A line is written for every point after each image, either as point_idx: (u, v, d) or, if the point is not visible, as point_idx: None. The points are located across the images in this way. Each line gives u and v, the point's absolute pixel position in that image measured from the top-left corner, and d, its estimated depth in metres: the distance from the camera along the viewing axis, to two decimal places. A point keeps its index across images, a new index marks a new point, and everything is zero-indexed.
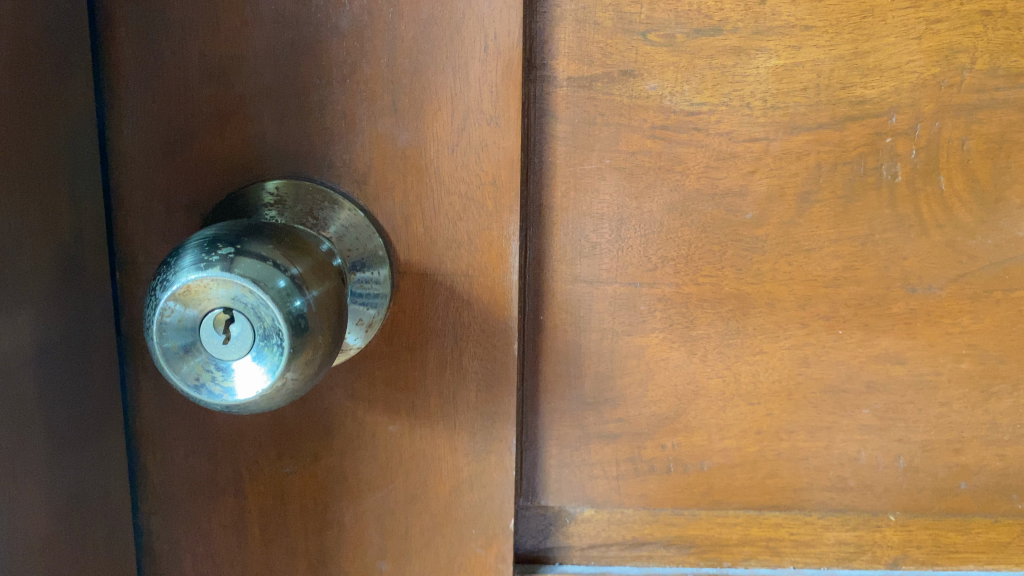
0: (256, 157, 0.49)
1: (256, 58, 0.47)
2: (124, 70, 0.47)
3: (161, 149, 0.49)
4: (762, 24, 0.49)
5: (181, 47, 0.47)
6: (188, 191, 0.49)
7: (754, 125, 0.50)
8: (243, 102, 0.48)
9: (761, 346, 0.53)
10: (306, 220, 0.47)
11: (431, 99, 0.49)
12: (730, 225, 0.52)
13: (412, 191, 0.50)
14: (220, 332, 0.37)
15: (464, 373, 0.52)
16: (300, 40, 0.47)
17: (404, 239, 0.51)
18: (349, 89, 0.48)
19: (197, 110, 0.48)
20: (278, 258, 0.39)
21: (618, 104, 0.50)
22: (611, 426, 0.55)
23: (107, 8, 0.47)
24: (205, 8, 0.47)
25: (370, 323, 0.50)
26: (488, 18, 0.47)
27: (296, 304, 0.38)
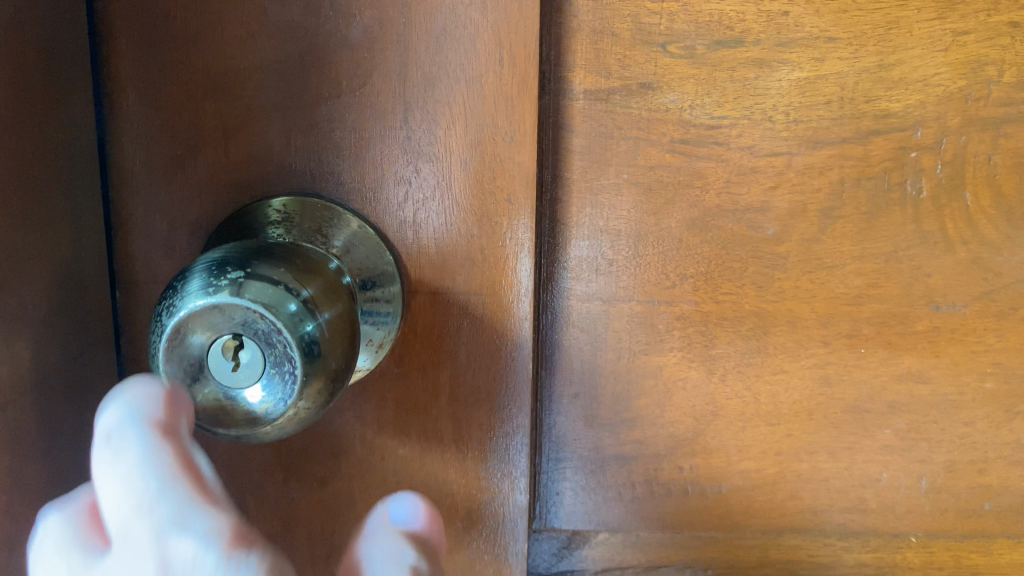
0: (263, 173, 0.47)
1: (264, 70, 0.46)
2: (125, 83, 0.46)
3: (164, 164, 0.47)
4: (784, 36, 0.48)
5: (185, 60, 0.46)
6: (193, 207, 0.48)
7: (776, 140, 0.49)
8: (251, 116, 0.47)
9: (782, 366, 0.52)
10: (316, 241, 0.45)
11: (445, 113, 0.47)
12: (751, 241, 0.50)
13: (425, 208, 0.48)
14: (228, 360, 0.35)
15: (477, 394, 0.51)
16: (309, 52, 0.46)
17: (416, 256, 0.49)
18: (359, 102, 0.47)
19: (203, 125, 0.47)
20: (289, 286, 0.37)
21: (636, 117, 0.48)
22: (628, 447, 0.53)
23: (107, 19, 0.45)
24: (211, 20, 0.45)
25: (380, 344, 0.49)
26: (503, 29, 0.46)
27: (309, 330, 0.36)
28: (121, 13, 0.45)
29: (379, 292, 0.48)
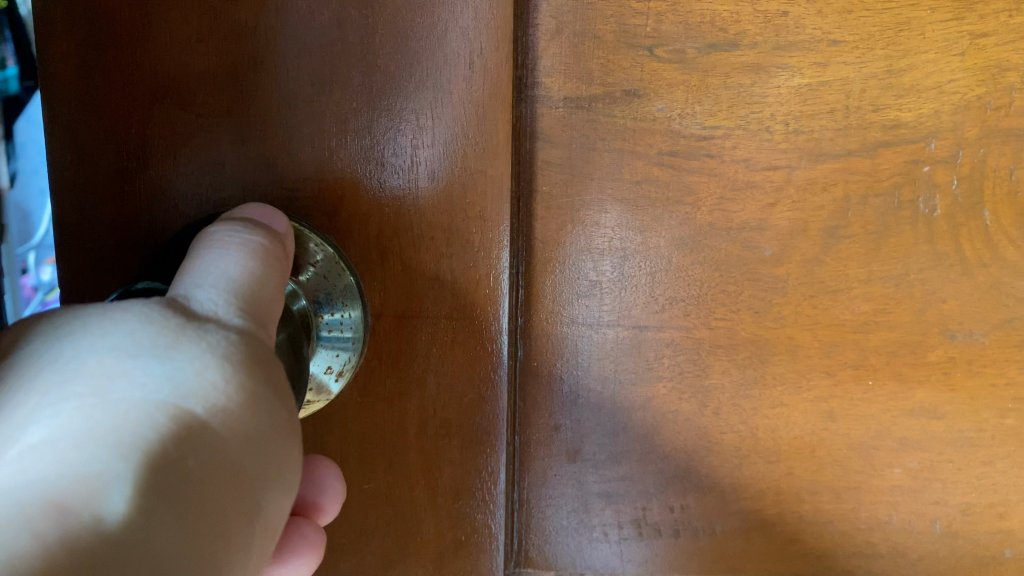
0: (213, 186, 0.44)
1: (213, 72, 0.42)
2: (64, 88, 0.42)
3: (108, 177, 0.43)
4: (784, 38, 0.43)
5: (128, 62, 0.42)
6: (139, 222, 0.44)
7: (774, 151, 0.44)
8: (200, 124, 0.43)
9: (781, 399, 0.48)
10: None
11: (412, 122, 0.43)
12: (747, 262, 0.46)
13: (390, 224, 0.45)
14: None
15: (448, 425, 0.47)
16: (262, 56, 0.42)
17: (380, 276, 0.45)
18: (316, 111, 0.43)
19: (147, 134, 0.43)
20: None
21: (621, 126, 0.44)
22: (614, 484, 0.49)
23: (42, 21, 0.41)
24: (157, 21, 0.42)
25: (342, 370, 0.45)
26: (473, 32, 0.43)
27: None
28: (57, 13, 0.41)
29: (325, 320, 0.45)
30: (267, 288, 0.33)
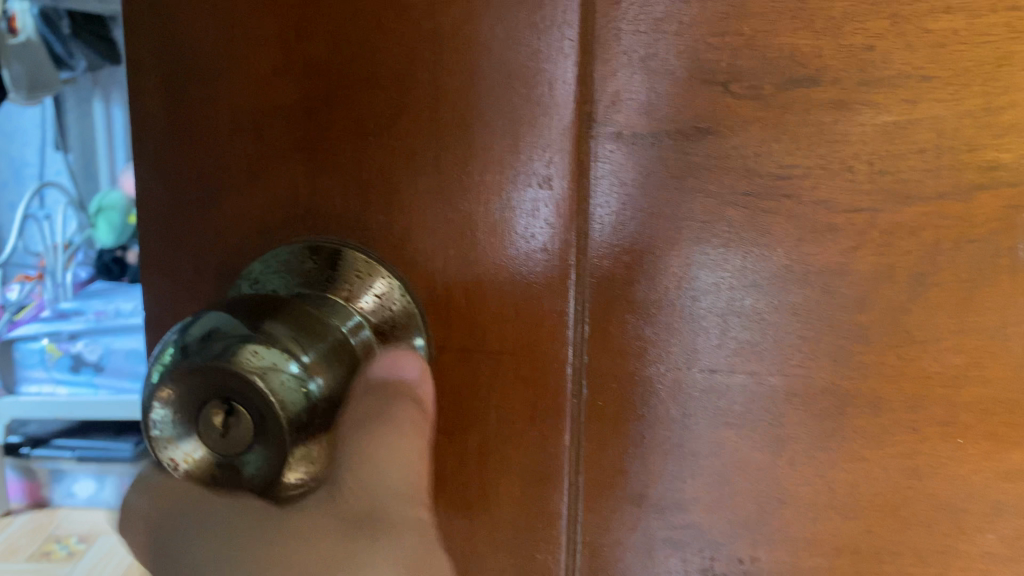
0: (286, 217, 0.44)
1: (285, 105, 0.43)
2: (156, 121, 0.45)
3: (190, 207, 0.46)
4: (870, 73, 0.41)
5: (208, 95, 0.44)
6: (216, 251, 0.46)
7: (858, 193, 0.42)
8: (271, 155, 0.44)
9: (861, 453, 0.45)
10: (333, 294, 0.43)
11: (476, 157, 0.43)
12: (828, 307, 0.43)
13: (455, 260, 0.45)
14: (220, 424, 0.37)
15: (506, 460, 0.46)
16: (332, 90, 0.43)
17: (445, 309, 0.45)
18: (384, 144, 0.43)
19: (223, 165, 0.44)
20: (282, 368, 0.36)
21: (692, 163, 0.43)
22: (681, 532, 0.47)
23: (139, 61, 0.45)
24: (233, 56, 0.43)
25: None
26: (539, 64, 0.42)
27: (309, 386, 0.37)
28: (151, 52, 0.44)
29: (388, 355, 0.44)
30: (409, 481, 0.39)
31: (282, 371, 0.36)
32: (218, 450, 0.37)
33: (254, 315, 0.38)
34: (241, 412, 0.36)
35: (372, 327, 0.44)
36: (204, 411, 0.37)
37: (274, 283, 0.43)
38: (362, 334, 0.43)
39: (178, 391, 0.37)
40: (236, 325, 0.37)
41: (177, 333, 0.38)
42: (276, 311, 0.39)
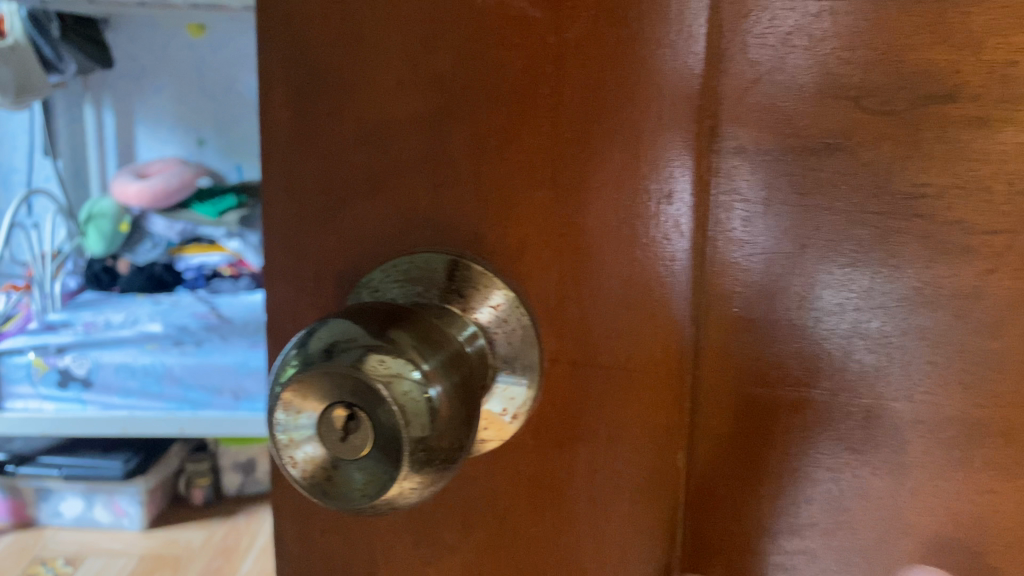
0: (407, 226, 0.45)
1: (408, 119, 0.44)
2: (282, 132, 0.46)
3: (314, 214, 0.47)
4: (1013, 89, 0.39)
5: (336, 105, 0.44)
6: (340, 258, 0.47)
7: (994, 214, 0.41)
8: (395, 168, 0.45)
9: (991, 485, 0.43)
10: (452, 302, 0.42)
11: (599, 171, 0.42)
12: (960, 331, 0.42)
13: (572, 274, 0.44)
14: (339, 431, 0.35)
15: (618, 478, 0.45)
16: (454, 100, 0.43)
17: (559, 323, 0.44)
18: (504, 157, 0.43)
19: (349, 176, 0.45)
20: (407, 376, 0.35)
21: (821, 178, 0.42)
22: (796, 556, 0.46)
23: (267, 72, 0.45)
24: (360, 68, 0.44)
25: (517, 411, 0.45)
26: (666, 76, 0.41)
27: (431, 397, 0.35)
28: (280, 63, 0.45)
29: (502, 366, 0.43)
30: None
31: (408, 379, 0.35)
32: (333, 451, 0.35)
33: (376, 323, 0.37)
34: (367, 415, 0.34)
35: (488, 337, 0.42)
36: (327, 410, 0.35)
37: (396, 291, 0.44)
38: (478, 343, 0.41)
39: (306, 389, 0.35)
40: (360, 334, 0.36)
41: (296, 344, 0.37)
42: (397, 320, 0.38)
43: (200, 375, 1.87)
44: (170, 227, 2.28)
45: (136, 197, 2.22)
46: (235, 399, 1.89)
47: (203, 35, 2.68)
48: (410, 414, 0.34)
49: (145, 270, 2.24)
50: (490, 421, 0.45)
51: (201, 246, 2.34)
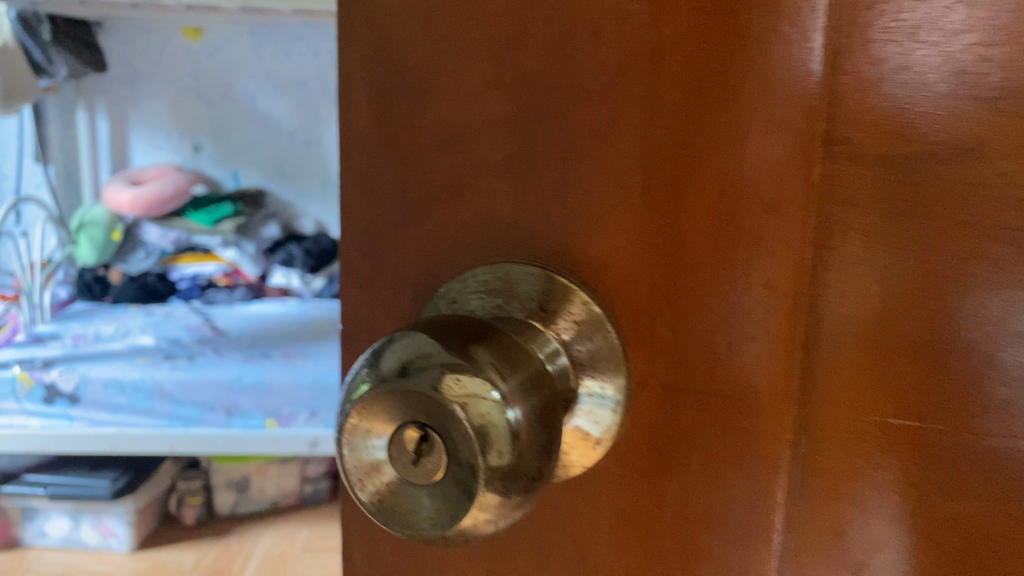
0: (489, 237, 0.39)
1: (478, 116, 0.38)
2: (363, 134, 0.40)
3: (380, 217, 0.41)
4: None
5: (418, 105, 0.39)
6: (407, 264, 0.41)
7: None
8: (467, 174, 0.39)
9: None
10: (532, 318, 0.36)
11: (694, 169, 0.35)
12: None
13: (667, 297, 0.37)
14: (411, 454, 0.29)
15: (713, 527, 0.38)
16: (534, 98, 0.36)
17: (653, 349, 0.37)
18: (588, 161, 0.36)
19: (421, 185, 0.40)
20: (486, 397, 0.28)
21: (960, 187, 0.32)
22: None
23: (348, 71, 0.40)
24: (436, 64, 0.38)
25: (602, 421, 0.37)
26: (775, 65, 0.33)
27: (508, 418, 0.29)
28: (361, 61, 0.39)
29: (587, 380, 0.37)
30: None
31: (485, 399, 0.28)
32: (403, 480, 0.29)
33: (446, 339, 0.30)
34: (441, 438, 0.28)
35: (570, 354, 0.36)
36: (397, 432, 0.29)
37: (474, 302, 0.38)
38: (560, 361, 0.34)
39: (373, 409, 0.29)
40: (434, 349, 0.29)
41: (366, 363, 0.31)
42: (474, 335, 0.31)
43: (193, 392, 1.67)
44: (163, 236, 2.22)
45: (130, 205, 2.15)
46: (229, 417, 1.70)
47: (197, 36, 2.30)
48: (487, 438, 0.28)
49: (138, 280, 2.17)
50: (574, 442, 0.37)
51: (195, 255, 2.27)
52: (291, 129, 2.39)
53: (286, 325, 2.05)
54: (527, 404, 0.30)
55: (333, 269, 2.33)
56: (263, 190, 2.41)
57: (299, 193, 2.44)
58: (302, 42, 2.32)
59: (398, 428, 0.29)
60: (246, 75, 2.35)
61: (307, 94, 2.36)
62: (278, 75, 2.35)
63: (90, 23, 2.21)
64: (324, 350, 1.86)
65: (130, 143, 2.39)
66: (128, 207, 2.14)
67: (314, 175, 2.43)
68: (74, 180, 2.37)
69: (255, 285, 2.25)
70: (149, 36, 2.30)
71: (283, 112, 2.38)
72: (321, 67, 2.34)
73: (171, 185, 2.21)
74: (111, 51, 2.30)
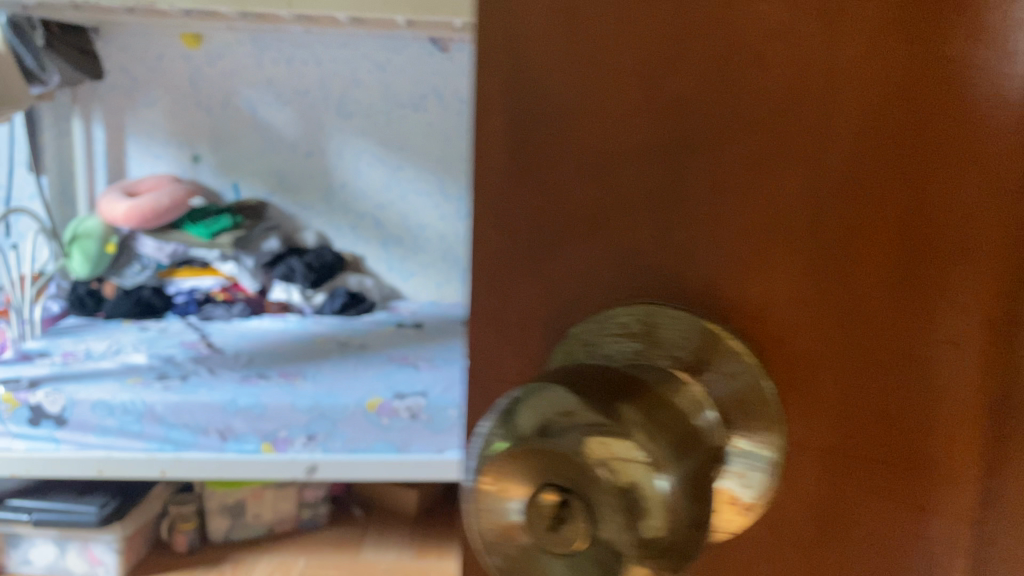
0: (605, 279, 0.25)
1: (556, 86, 0.25)
2: (508, 186, 0.26)
3: (496, 245, 0.27)
4: None
5: (578, 131, 0.25)
6: (545, 298, 0.27)
7: None
8: (556, 167, 0.25)
9: None
10: (678, 370, 0.21)
11: (846, 141, 0.22)
12: None
13: (859, 375, 0.23)
14: (548, 530, 0.18)
15: None
16: (652, 67, 0.23)
17: (825, 456, 0.23)
18: (730, 167, 0.23)
19: (516, 187, 0.26)
20: (640, 461, 0.17)
21: None
22: None
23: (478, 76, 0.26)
24: (565, 53, 0.24)
25: (758, 486, 0.23)
26: None
27: (663, 483, 0.18)
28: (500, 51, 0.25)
29: (733, 447, 0.22)
30: None
31: (642, 450, 0.18)
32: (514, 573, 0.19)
33: (583, 387, 0.19)
34: (581, 514, 0.17)
35: (728, 423, 0.22)
36: (522, 515, 0.18)
37: (613, 349, 0.23)
38: (716, 424, 0.21)
39: (490, 490, 0.18)
40: (570, 403, 0.18)
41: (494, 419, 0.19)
42: (615, 380, 0.19)
43: (184, 415, 1.59)
44: (159, 249, 2.14)
45: (124, 218, 2.07)
46: (223, 440, 1.61)
47: (197, 45, 2.24)
48: (643, 510, 0.17)
49: (132, 295, 2.10)
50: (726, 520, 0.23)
51: (193, 268, 2.22)
52: (293, 139, 2.32)
53: (285, 342, 1.99)
54: (686, 467, 0.19)
55: (334, 284, 2.27)
56: (264, 202, 2.34)
57: (300, 205, 2.37)
58: (304, 50, 2.25)
59: (519, 504, 0.18)
60: (249, 83, 2.28)
61: (309, 103, 2.30)
62: (280, 83, 2.28)
63: (87, 28, 2.14)
64: (324, 369, 1.79)
65: (127, 152, 2.31)
66: (123, 219, 2.07)
67: (317, 187, 2.36)
68: (69, 190, 2.29)
69: (254, 300, 2.18)
70: (148, 43, 2.23)
71: (285, 122, 2.31)
72: (324, 76, 2.28)
73: (167, 198, 2.12)
74: (109, 57, 2.23)
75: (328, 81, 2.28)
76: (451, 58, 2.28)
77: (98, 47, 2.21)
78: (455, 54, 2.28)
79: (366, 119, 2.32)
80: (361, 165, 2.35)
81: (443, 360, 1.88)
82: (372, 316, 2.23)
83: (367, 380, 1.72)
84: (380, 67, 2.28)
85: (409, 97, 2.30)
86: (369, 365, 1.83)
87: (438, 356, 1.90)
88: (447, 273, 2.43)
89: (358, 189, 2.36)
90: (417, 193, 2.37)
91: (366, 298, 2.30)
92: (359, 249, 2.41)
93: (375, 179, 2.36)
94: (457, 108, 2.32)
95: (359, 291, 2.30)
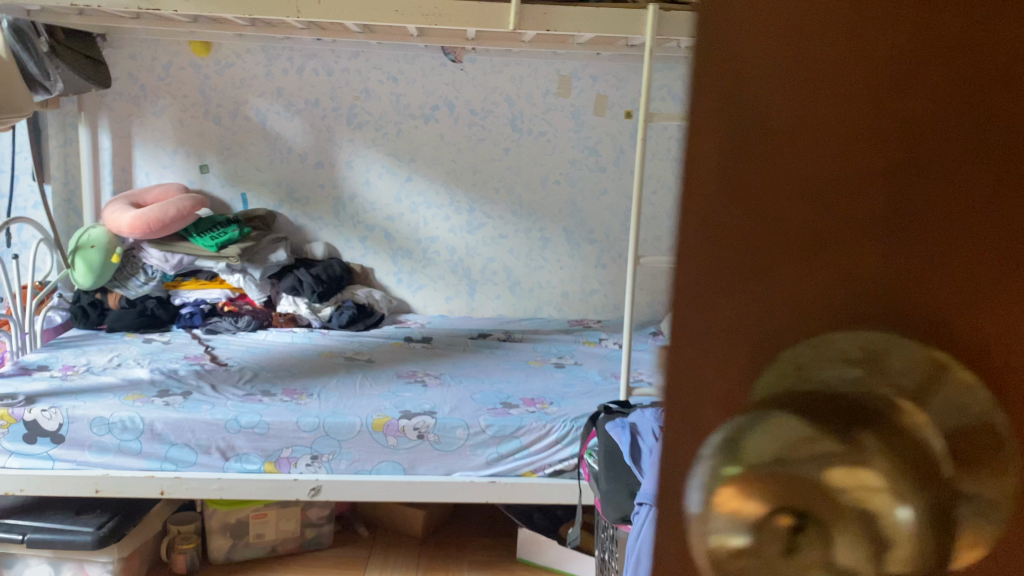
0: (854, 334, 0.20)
1: (773, 120, 0.21)
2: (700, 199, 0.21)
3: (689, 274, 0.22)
4: None
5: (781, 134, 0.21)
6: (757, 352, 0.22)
7: None
8: (772, 209, 0.21)
9: None
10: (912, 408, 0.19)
11: None
12: None
13: None
14: (778, 557, 0.17)
15: None
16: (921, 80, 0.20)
17: None
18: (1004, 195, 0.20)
19: (731, 224, 0.21)
20: (891, 494, 0.17)
21: None
22: None
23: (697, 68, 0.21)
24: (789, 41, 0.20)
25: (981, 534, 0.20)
26: None
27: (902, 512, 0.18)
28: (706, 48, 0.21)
29: (966, 494, 0.19)
30: None
31: (879, 473, 0.18)
32: None
33: (810, 410, 0.19)
34: (818, 537, 0.17)
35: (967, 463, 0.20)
36: (749, 536, 0.17)
37: (835, 377, 0.20)
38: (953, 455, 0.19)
39: (718, 523, 0.18)
40: (804, 430, 0.18)
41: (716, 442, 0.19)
42: (852, 408, 0.19)
43: (186, 433, 1.55)
44: (164, 260, 2.09)
45: (129, 228, 2.03)
46: (224, 459, 1.57)
47: (205, 52, 2.20)
48: (887, 538, 0.18)
49: (136, 306, 2.06)
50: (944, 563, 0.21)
51: (199, 281, 2.15)
52: (303, 150, 2.29)
53: (290, 356, 1.95)
54: (920, 491, 0.18)
55: (342, 296, 2.23)
56: (272, 213, 2.30)
57: (308, 216, 2.33)
58: (315, 59, 2.22)
59: (745, 525, 0.18)
60: (258, 93, 2.24)
61: (319, 114, 2.26)
62: (290, 93, 2.24)
63: (95, 35, 2.11)
64: (330, 386, 1.74)
65: (134, 161, 2.27)
66: (128, 229, 2.03)
67: (326, 198, 2.32)
68: (75, 199, 2.26)
69: (260, 312, 2.14)
70: (157, 51, 2.20)
71: (295, 132, 2.27)
72: (334, 86, 2.24)
73: (174, 206, 2.08)
74: (118, 64, 2.20)
75: (338, 91, 2.24)
76: (464, 68, 2.23)
77: (106, 54, 2.18)
78: (467, 64, 2.23)
79: (376, 130, 2.28)
80: (371, 176, 2.31)
81: (451, 377, 1.83)
82: (380, 330, 2.19)
83: (373, 399, 1.67)
84: (391, 77, 2.23)
85: (421, 108, 2.26)
86: (375, 382, 1.78)
87: (447, 373, 1.86)
88: (456, 287, 2.39)
89: (368, 200, 2.32)
90: (427, 205, 2.33)
91: (374, 310, 2.26)
92: (368, 262, 2.36)
93: (384, 191, 2.32)
94: (469, 119, 2.27)
95: (367, 303, 2.26)
